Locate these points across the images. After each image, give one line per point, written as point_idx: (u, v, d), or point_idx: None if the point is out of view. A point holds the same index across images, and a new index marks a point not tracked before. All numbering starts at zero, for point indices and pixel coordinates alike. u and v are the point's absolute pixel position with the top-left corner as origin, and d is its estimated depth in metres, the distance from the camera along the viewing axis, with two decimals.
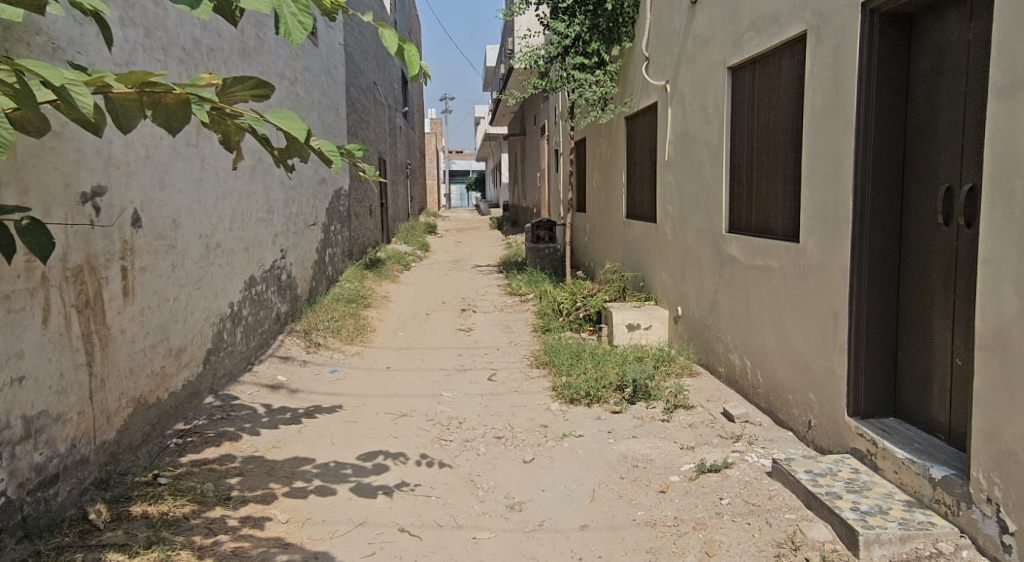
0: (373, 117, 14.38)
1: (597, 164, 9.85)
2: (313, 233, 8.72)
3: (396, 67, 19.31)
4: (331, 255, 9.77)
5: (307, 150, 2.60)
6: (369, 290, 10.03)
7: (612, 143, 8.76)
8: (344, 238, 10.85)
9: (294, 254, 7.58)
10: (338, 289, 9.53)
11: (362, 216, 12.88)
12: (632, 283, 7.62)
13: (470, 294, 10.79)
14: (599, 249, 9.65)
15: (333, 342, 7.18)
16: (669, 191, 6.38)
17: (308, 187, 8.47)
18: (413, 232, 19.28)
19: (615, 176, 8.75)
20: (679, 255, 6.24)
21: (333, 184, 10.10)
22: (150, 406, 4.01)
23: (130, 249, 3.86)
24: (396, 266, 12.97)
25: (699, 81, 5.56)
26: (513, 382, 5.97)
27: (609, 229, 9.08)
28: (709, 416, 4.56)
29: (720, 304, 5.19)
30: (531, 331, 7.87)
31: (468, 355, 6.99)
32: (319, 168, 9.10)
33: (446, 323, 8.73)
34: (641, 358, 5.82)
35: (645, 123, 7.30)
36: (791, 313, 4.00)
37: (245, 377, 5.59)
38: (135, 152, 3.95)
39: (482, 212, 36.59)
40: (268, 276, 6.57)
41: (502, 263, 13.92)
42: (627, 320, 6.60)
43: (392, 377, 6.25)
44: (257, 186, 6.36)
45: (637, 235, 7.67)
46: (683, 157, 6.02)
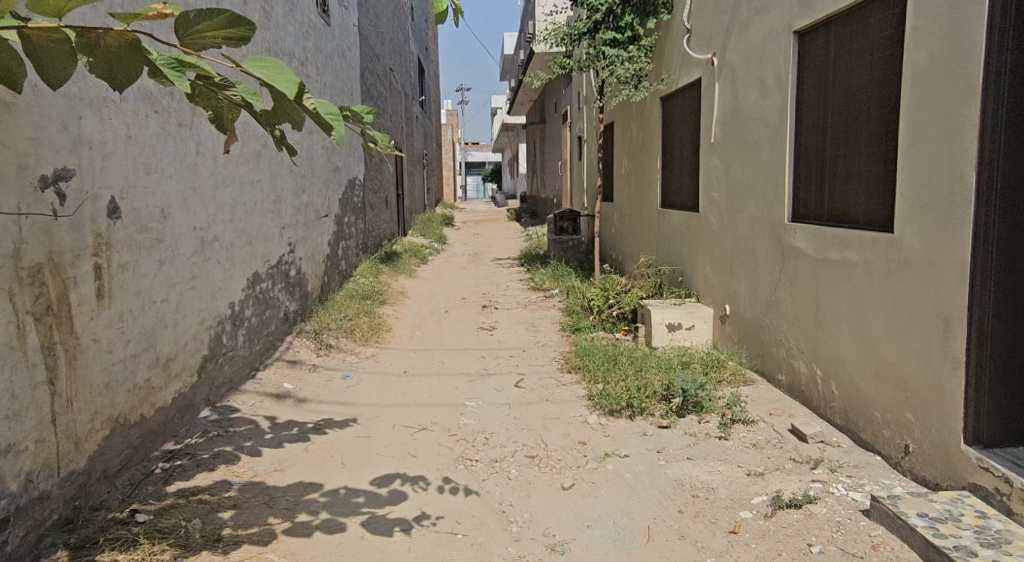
0: (389, 104, 13.83)
1: (627, 149, 9.23)
2: (325, 225, 8.18)
3: (413, 53, 18.71)
4: (344, 249, 9.22)
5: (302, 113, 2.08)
6: (384, 285, 9.48)
7: (646, 127, 8.14)
8: (359, 231, 10.32)
9: (304, 249, 7.04)
10: (352, 285, 8.99)
11: (378, 207, 12.34)
12: (669, 278, 7.02)
13: (492, 289, 10.21)
14: (630, 241, 9.03)
15: (346, 343, 6.64)
16: (716, 177, 5.76)
17: (321, 176, 7.92)
18: (429, 224, 18.73)
19: (649, 162, 8.13)
20: (727, 247, 5.62)
21: (347, 174, 9.56)
22: (132, 425, 3.47)
23: (106, 244, 3.31)
24: (412, 259, 12.40)
25: (755, 51, 4.94)
26: (543, 389, 5.39)
27: (642, 220, 8.47)
28: (776, 434, 3.94)
29: (782, 303, 4.57)
30: (559, 330, 7.29)
31: (493, 358, 6.42)
32: (332, 155, 8.55)
33: (466, 321, 8.16)
34: (687, 364, 5.22)
35: (686, 103, 6.68)
36: (879, 316, 3.43)
37: (248, 385, 5.06)
38: (114, 132, 3.41)
39: (499, 203, 35.96)
40: (275, 272, 6.03)
41: (523, 256, 13.32)
42: (668, 320, 6.01)
43: (409, 383, 5.69)
44: (263, 174, 5.81)
45: (675, 225, 7.05)
46: (734, 138, 5.40)
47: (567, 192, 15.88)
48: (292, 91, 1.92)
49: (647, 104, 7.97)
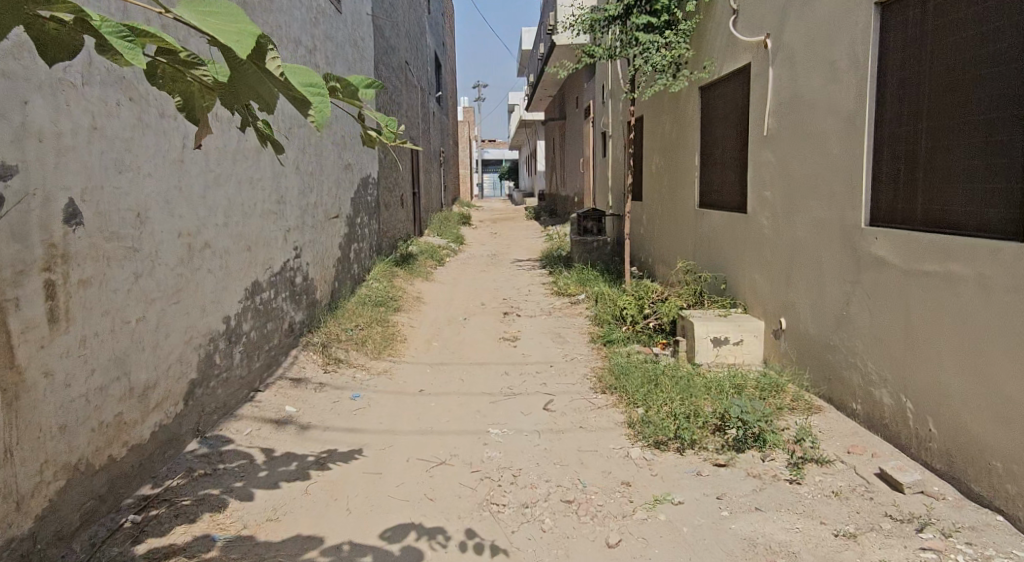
0: (404, 98, 13.29)
1: (659, 145, 8.60)
2: (336, 226, 7.63)
3: (430, 47, 18.13)
4: (357, 251, 8.68)
5: (271, 85, 1.82)
6: (399, 290, 8.92)
7: (683, 120, 7.52)
8: (372, 231, 9.78)
9: (312, 253, 6.49)
10: (364, 290, 8.45)
11: (392, 206, 11.80)
12: (711, 285, 6.42)
13: (513, 294, 9.63)
14: (663, 244, 8.42)
15: (357, 356, 6.09)
16: (772, 174, 5.13)
17: (331, 173, 7.37)
18: (446, 223, 18.19)
19: (686, 158, 7.51)
20: (784, 253, 5.00)
21: (360, 171, 9.02)
22: (96, 471, 2.92)
23: (64, 257, 2.77)
24: (429, 261, 11.85)
25: (820, 30, 4.32)
26: (576, 414, 4.80)
27: (676, 220, 7.86)
28: (859, 479, 3.33)
29: (856, 319, 3.96)
30: (589, 342, 6.71)
31: (518, 374, 5.84)
32: (344, 152, 8.00)
33: (487, 330, 7.58)
34: (740, 388, 4.62)
35: (733, 92, 6.06)
36: (1003, 344, 2.85)
37: (246, 409, 4.50)
38: (74, 122, 2.87)
39: (517, 201, 35.31)
40: (279, 280, 5.50)
41: (544, 257, 12.73)
42: (713, 334, 5.43)
43: (426, 404, 5.11)
44: (265, 172, 5.27)
45: (717, 227, 6.44)
46: (793, 129, 4.78)
47: (590, 190, 15.25)
48: (244, 42, 1.64)
49: (685, 95, 7.35)
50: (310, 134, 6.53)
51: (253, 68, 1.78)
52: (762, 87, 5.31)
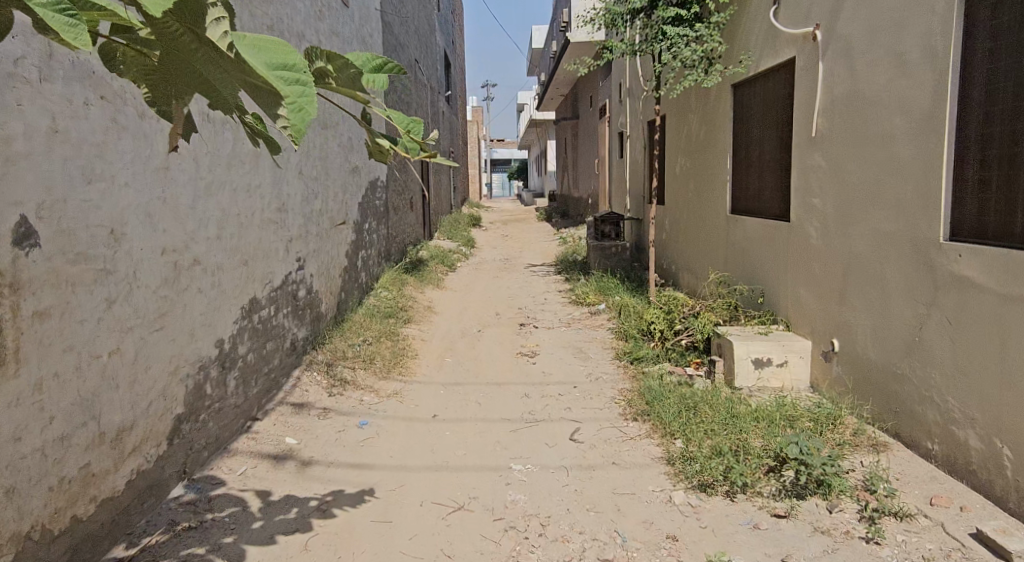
0: (414, 98, 12.85)
1: (685, 146, 8.12)
2: (343, 233, 7.19)
3: (439, 45, 17.67)
4: (365, 259, 8.24)
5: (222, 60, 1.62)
6: (409, 300, 8.47)
7: (713, 120, 7.05)
8: (381, 237, 9.33)
9: (317, 264, 6.05)
10: (372, 300, 8.00)
11: (402, 209, 11.36)
12: (746, 299, 5.97)
13: (529, 303, 9.17)
14: (690, 251, 7.94)
15: (365, 376, 5.64)
16: (825, 179, 4.63)
17: (338, 177, 6.93)
18: (456, 226, 17.73)
19: (717, 160, 7.05)
20: (836, 267, 4.51)
21: (368, 174, 8.58)
22: (51, 538, 2.48)
23: (10, 286, 2.33)
24: (440, 267, 11.40)
25: (888, 17, 3.84)
26: (607, 447, 4.33)
27: (706, 226, 7.39)
28: (953, 541, 2.95)
29: (931, 347, 3.51)
30: (615, 359, 6.26)
31: (539, 397, 5.38)
32: (351, 154, 7.55)
33: (503, 344, 7.12)
34: (792, 420, 4.14)
35: (773, 90, 5.58)
36: None
37: (241, 442, 4.05)
38: (26, 124, 2.42)
39: (527, 202, 34.82)
40: (281, 295, 5.06)
41: (559, 263, 12.27)
42: (754, 355, 4.98)
43: (440, 433, 4.65)
44: (266, 177, 4.83)
45: (754, 236, 5.97)
46: (851, 130, 4.32)
47: (606, 191, 14.75)
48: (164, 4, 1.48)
49: (716, 93, 6.87)
50: (314, 136, 6.09)
51: (196, 40, 1.60)
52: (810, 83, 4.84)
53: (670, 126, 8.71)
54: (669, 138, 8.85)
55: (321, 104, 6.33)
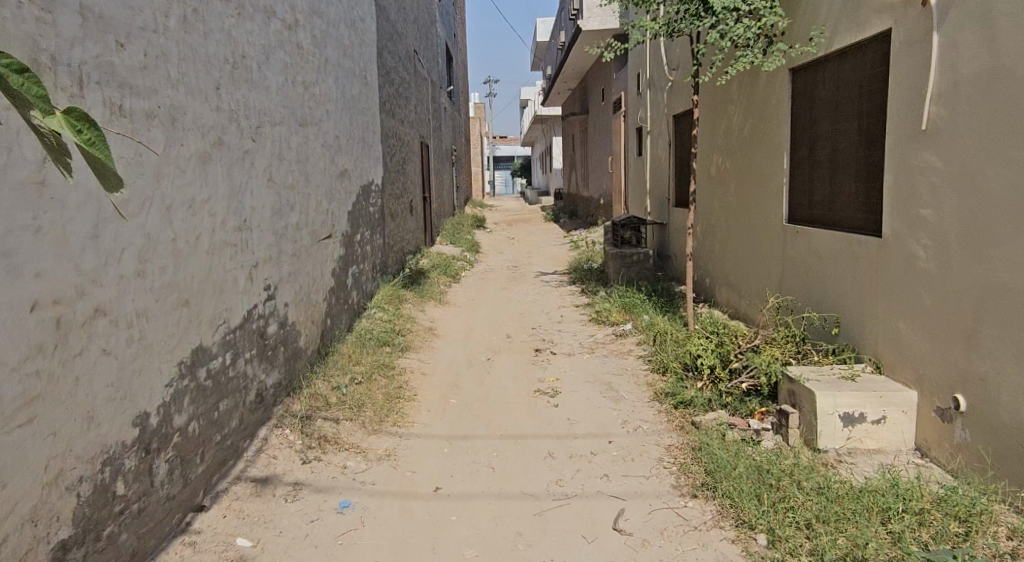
0: (413, 93, 11.82)
1: (725, 143, 7.03)
2: (329, 248, 6.14)
3: (442, 37, 16.60)
4: (356, 275, 7.19)
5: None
6: (407, 322, 7.43)
7: (767, 114, 6.00)
8: (376, 248, 8.30)
9: (292, 290, 5.00)
10: (364, 324, 6.95)
11: (400, 215, 10.33)
12: (817, 330, 4.90)
13: (543, 322, 8.11)
14: (735, 265, 6.89)
15: (351, 430, 4.59)
16: (952, 186, 3.56)
17: (321, 184, 5.88)
18: (459, 229, 16.69)
19: (770, 161, 6.01)
20: (969, 305, 3.45)
21: (360, 177, 7.53)
22: None
23: None
24: (441, 277, 10.35)
25: None
26: (665, 547, 3.28)
27: (757, 239, 6.35)
28: None
29: None
30: (653, 401, 5.23)
31: (565, 458, 4.33)
32: (337, 156, 6.50)
33: (517, 377, 6.07)
34: (920, 513, 3.09)
35: (859, 73, 4.51)
36: None
37: (172, 552, 3.00)
38: None
39: (530, 201, 33.74)
40: (241, 337, 4.01)
41: (572, 271, 11.22)
42: (843, 410, 3.93)
43: (447, 517, 3.61)
44: (219, 188, 3.76)
45: (826, 253, 4.91)
46: (1005, 119, 3.21)
47: (622, 193, 13.67)
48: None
49: (772, 82, 5.82)
50: (289, 137, 5.04)
51: None
52: (925, 59, 3.75)
53: (704, 121, 7.64)
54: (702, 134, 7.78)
55: (299, 97, 5.28)
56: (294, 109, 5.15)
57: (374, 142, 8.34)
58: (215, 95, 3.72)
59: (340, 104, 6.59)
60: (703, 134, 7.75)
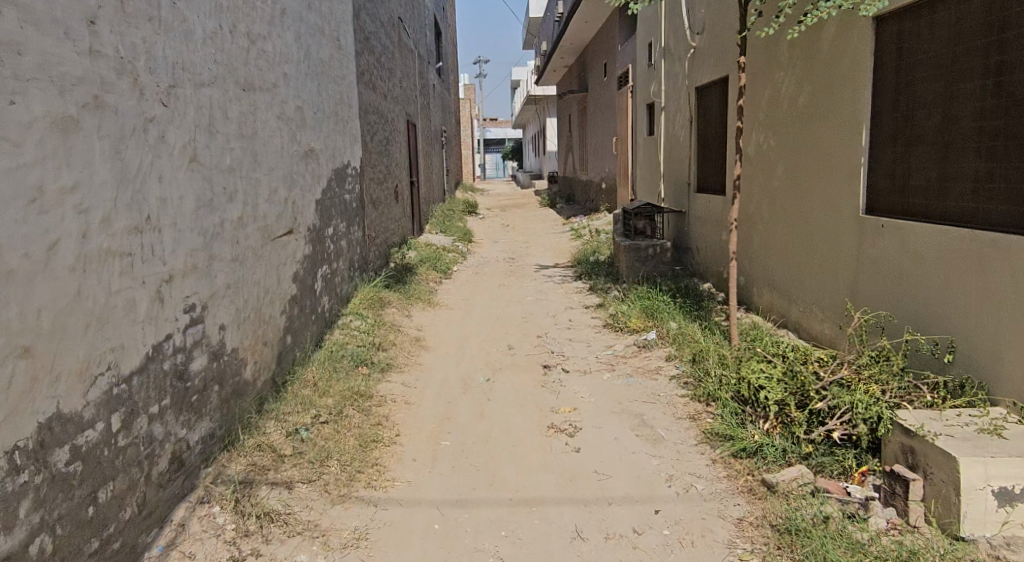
0: (397, 63, 10.56)
1: (773, 116, 5.86)
2: (289, 245, 4.93)
3: (429, 7, 15.31)
4: (327, 276, 6.00)
5: None
6: (388, 332, 6.25)
7: (833, 78, 4.82)
8: (353, 242, 7.10)
9: (232, 306, 3.79)
10: (336, 337, 5.77)
11: (383, 202, 9.12)
12: (922, 357, 3.78)
13: (551, 329, 6.96)
14: (786, 263, 5.74)
15: (308, 498, 3.42)
16: None
17: (276, 168, 4.68)
18: (451, 216, 15.48)
19: (837, 138, 4.83)
20: None
21: (332, 159, 6.33)
22: None
23: None
24: (430, 273, 9.15)
25: None
26: None
27: (816, 233, 5.21)
28: None
29: None
30: (704, 445, 4.09)
31: (599, 540, 3.20)
32: (301, 133, 5.29)
33: (524, 406, 4.91)
34: None
35: (1001, 13, 3.37)
36: None
37: None
38: None
39: (523, 185, 32.49)
40: (144, 385, 2.81)
41: (577, 265, 10.05)
42: (998, 484, 2.81)
43: None
44: (98, 173, 2.55)
45: (934, 256, 3.77)
46: None
47: (629, 176, 12.49)
48: None
49: (844, 37, 4.64)
50: (227, 103, 3.83)
51: None
52: None
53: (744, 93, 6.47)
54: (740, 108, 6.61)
55: (242, 52, 4.06)
56: (234, 66, 3.94)
57: (350, 118, 7.13)
58: (87, 32, 2.50)
59: (303, 69, 5.37)
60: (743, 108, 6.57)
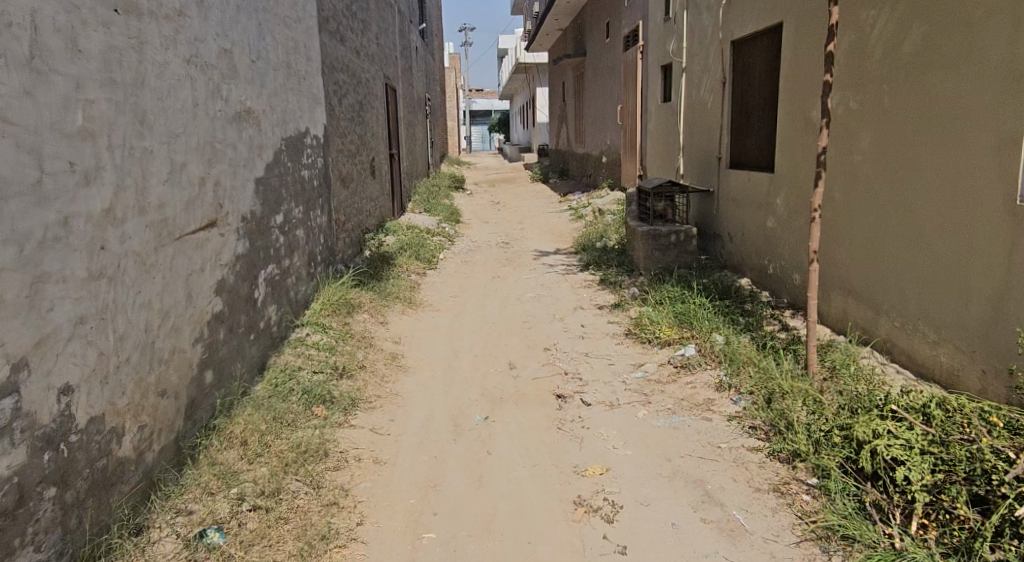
0: (371, 15, 9.05)
1: (857, 69, 4.49)
2: (208, 243, 3.53)
3: None
4: (274, 279, 4.61)
5: None
6: (353, 349, 4.87)
7: (973, 12, 3.57)
8: (313, 231, 5.68)
9: (92, 351, 2.42)
10: (285, 361, 4.39)
11: (355, 178, 7.69)
12: None
13: (561, 340, 5.62)
14: (873, 265, 4.42)
15: None
16: None
17: (184, 134, 3.27)
18: (436, 193, 14.06)
19: (975, 97, 3.59)
20: None
21: (282, 125, 4.91)
22: None
23: None
24: (412, 263, 7.76)
25: None
26: None
27: (927, 227, 3.94)
28: None
29: None
30: (809, 546, 2.79)
31: None
32: (229, 86, 3.87)
33: (538, 466, 3.59)
34: None
35: None
36: None
37: None
38: None
39: (512, 159, 30.99)
40: None
41: (582, 253, 8.69)
42: None
43: None
44: None
45: None
46: None
47: (637, 150, 11.09)
48: None
49: None
50: (79, 29, 2.40)
51: None
52: None
53: (816, 45, 5.11)
54: (808, 63, 5.23)
55: None
56: None
57: (308, 75, 5.68)
58: None
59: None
60: (812, 63, 5.20)
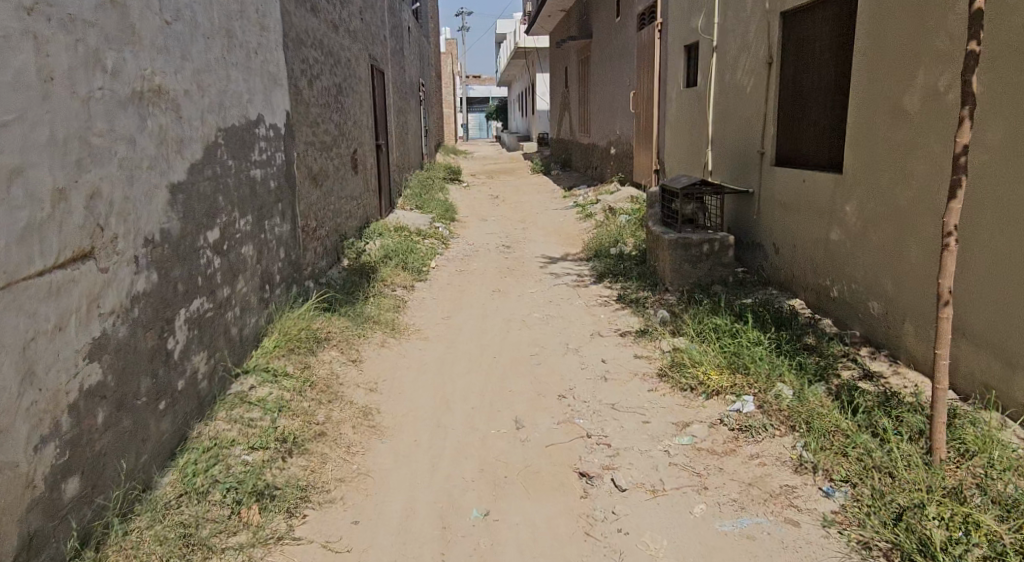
0: None
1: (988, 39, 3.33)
2: (72, 286, 2.37)
3: None
4: (203, 317, 3.45)
5: None
6: (312, 406, 3.72)
7: None
8: (267, 245, 4.51)
9: None
10: (213, 433, 3.25)
11: (331, 174, 6.50)
12: None
13: (580, 384, 4.47)
14: (1004, 308, 3.28)
15: None
16: None
17: (17, 126, 2.12)
18: (429, 186, 12.86)
19: None
20: None
21: (219, 111, 3.74)
22: None
23: None
24: (397, 274, 6.59)
25: None
26: None
27: None
28: None
29: None
30: None
31: None
32: (120, 55, 2.71)
33: None
34: None
35: None
36: None
37: None
38: None
39: (511, 148, 29.73)
40: None
41: (595, 261, 7.52)
42: None
43: None
44: None
45: None
46: None
47: (653, 141, 9.90)
48: None
49: None
50: None
51: None
52: None
53: (918, 9, 3.95)
54: (904, 34, 4.08)
55: None
56: None
57: (261, 48, 4.51)
58: None
59: None
60: (909, 33, 4.04)
